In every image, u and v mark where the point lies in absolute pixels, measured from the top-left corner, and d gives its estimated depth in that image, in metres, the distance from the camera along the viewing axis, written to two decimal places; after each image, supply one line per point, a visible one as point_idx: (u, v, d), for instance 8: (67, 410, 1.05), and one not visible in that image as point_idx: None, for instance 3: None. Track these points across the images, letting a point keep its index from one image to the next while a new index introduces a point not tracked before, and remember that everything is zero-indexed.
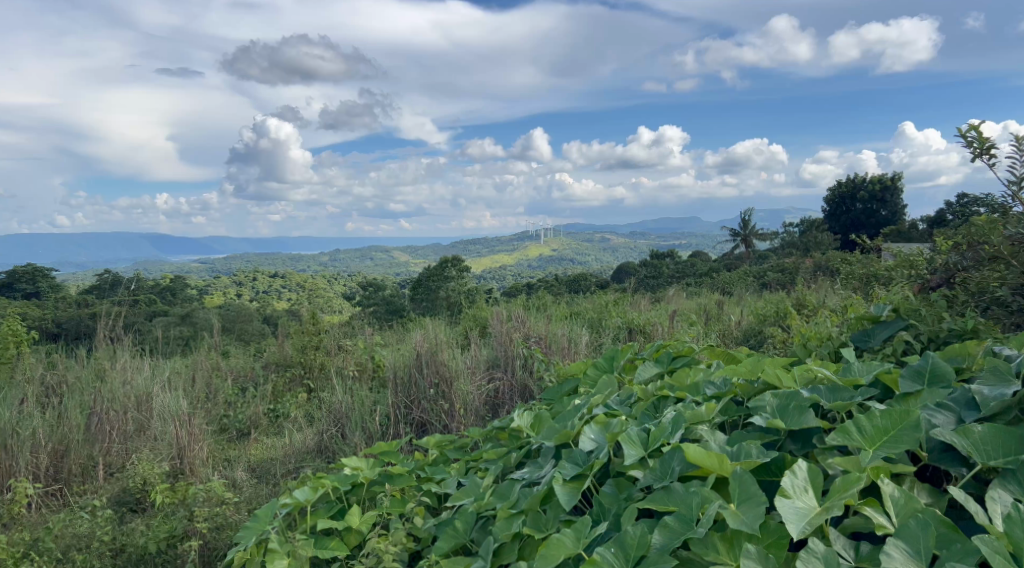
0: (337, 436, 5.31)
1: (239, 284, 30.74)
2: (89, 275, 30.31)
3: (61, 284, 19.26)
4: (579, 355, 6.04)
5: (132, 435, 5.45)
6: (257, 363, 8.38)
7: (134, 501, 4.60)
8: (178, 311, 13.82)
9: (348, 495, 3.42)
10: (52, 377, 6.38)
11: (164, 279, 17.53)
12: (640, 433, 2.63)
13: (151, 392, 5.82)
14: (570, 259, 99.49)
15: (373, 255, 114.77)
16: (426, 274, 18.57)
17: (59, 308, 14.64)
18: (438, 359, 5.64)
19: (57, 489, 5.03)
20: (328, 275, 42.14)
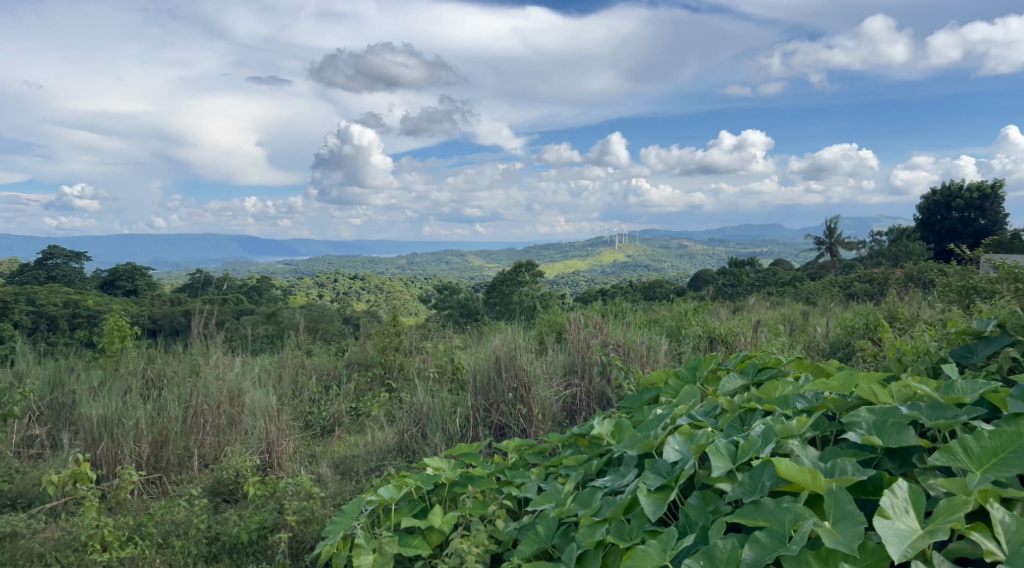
0: (417, 436, 5.39)
1: (320, 285, 31.68)
2: (182, 274, 31.87)
3: (156, 283, 20.16)
4: (658, 363, 5.96)
5: (225, 428, 5.68)
6: (340, 362, 8.60)
7: (227, 492, 4.80)
8: (264, 310, 14.31)
9: (430, 495, 3.48)
10: (152, 370, 6.71)
11: (251, 279, 18.19)
12: (728, 445, 2.59)
13: (243, 388, 6.05)
14: (647, 266, 98.32)
15: (450, 258, 116.36)
16: (500, 278, 18.58)
17: (154, 305, 15.38)
18: (517, 363, 5.67)
19: (157, 477, 5.29)
20: (405, 277, 42.97)
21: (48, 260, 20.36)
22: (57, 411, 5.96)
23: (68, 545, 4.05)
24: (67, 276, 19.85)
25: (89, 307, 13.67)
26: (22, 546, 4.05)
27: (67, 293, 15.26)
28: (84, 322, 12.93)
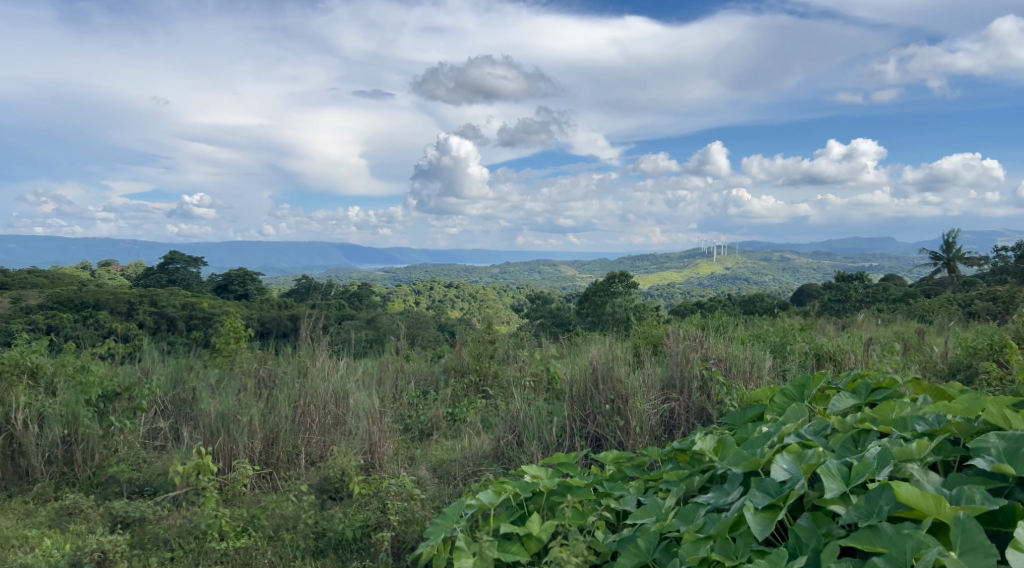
0: (513, 443, 5.43)
1: (417, 292, 32.41)
2: (288, 279, 33.32)
3: (266, 288, 21.05)
4: (762, 380, 5.78)
5: (331, 429, 5.89)
6: (437, 368, 8.76)
7: (333, 490, 4.97)
8: (364, 316, 14.75)
9: (529, 502, 3.49)
10: (264, 370, 7.04)
11: (353, 286, 18.79)
12: (840, 466, 2.50)
13: (347, 391, 6.27)
14: (747, 279, 95.60)
15: (545, 268, 116.70)
16: (594, 288, 18.40)
17: (264, 308, 16.11)
18: (614, 376, 5.61)
19: (268, 472, 5.52)
20: (499, 287, 43.45)
21: (170, 264, 21.61)
22: (178, 405, 6.33)
23: (189, 533, 4.30)
24: (186, 280, 21.08)
25: (204, 309, 14.43)
26: (150, 531, 4.35)
27: (184, 295, 16.17)
28: (200, 323, 13.68)
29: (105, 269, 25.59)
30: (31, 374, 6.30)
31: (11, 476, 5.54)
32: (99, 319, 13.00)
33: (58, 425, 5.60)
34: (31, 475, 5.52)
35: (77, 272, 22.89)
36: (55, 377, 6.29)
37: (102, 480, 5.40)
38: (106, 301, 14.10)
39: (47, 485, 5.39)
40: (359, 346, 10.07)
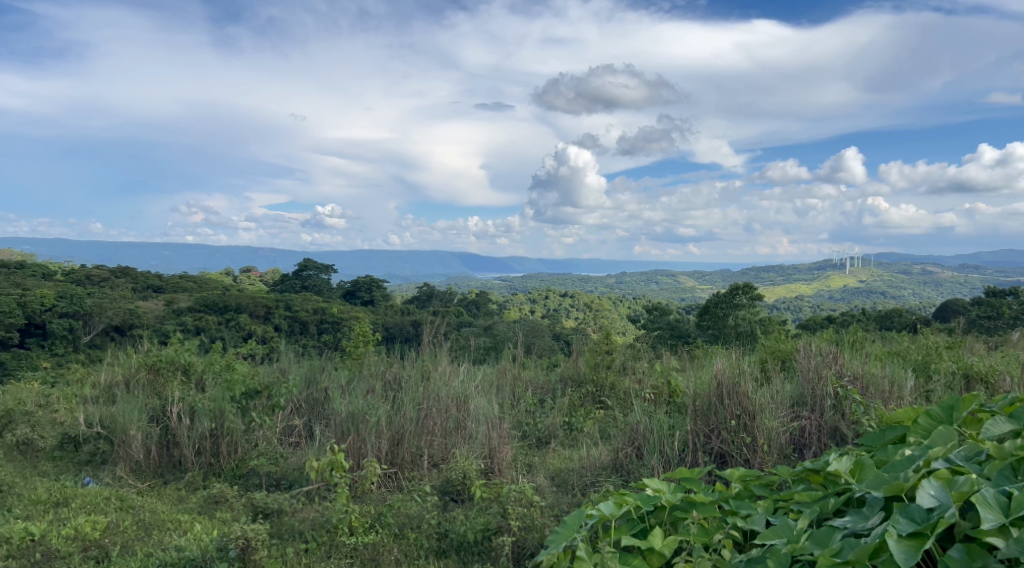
0: (633, 456, 5.36)
1: (533, 301, 32.59)
2: (410, 286, 34.36)
3: (390, 295, 21.78)
4: (903, 400, 5.43)
5: (452, 432, 6.04)
6: (554, 376, 8.77)
7: (455, 492, 5.07)
8: (482, 323, 14.97)
9: (651, 516, 3.43)
10: (390, 372, 7.29)
11: (472, 294, 19.13)
12: (999, 496, 2.31)
13: (468, 396, 6.41)
14: (883, 292, 90.20)
15: (665, 278, 114.59)
16: (716, 301, 17.87)
17: (387, 314, 16.67)
18: (740, 390, 5.39)
19: (394, 472, 5.72)
20: (616, 297, 43.05)
21: (303, 271, 22.76)
22: (311, 404, 6.63)
23: (322, 527, 4.50)
24: (318, 286, 22.12)
25: (332, 314, 15.11)
26: (286, 522, 4.59)
27: (316, 300, 16.98)
28: (329, 327, 14.33)
29: (246, 275, 27.25)
30: (184, 371, 6.86)
31: (165, 463, 5.98)
32: (239, 321, 13.88)
33: (207, 419, 6.04)
34: (183, 463, 5.95)
35: (220, 278, 24.51)
36: (204, 375, 6.78)
37: (243, 472, 5.77)
38: (245, 305, 15.02)
39: (196, 474, 5.80)
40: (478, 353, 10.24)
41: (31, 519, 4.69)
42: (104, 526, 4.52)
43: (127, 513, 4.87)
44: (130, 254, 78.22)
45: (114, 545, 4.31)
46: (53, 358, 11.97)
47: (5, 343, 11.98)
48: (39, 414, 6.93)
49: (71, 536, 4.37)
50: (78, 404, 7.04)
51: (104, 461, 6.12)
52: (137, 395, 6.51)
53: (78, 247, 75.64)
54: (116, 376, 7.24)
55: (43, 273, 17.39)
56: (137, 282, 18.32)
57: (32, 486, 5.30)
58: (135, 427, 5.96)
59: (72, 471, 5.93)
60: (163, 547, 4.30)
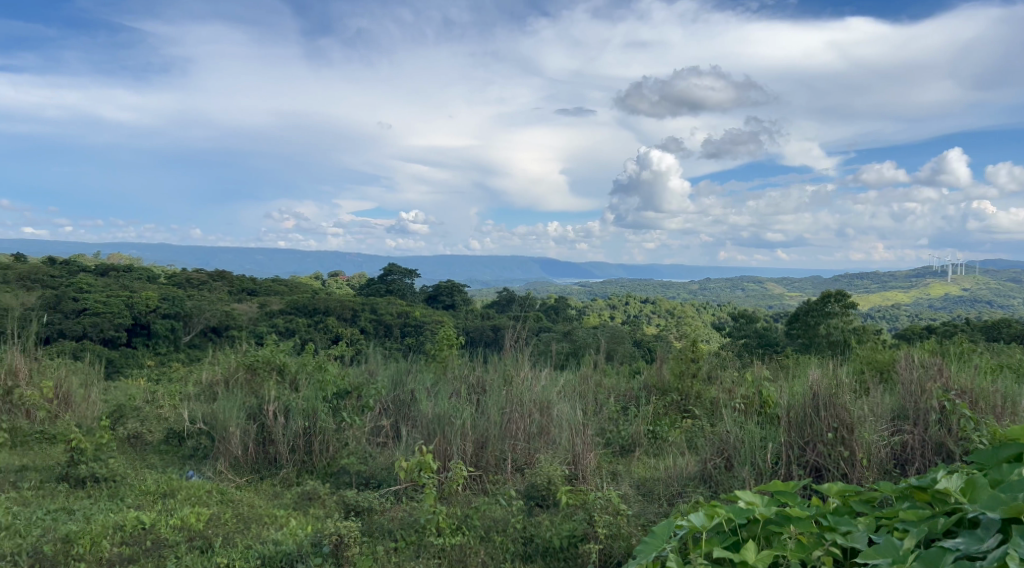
0: (722, 467, 5.24)
1: (614, 306, 32.26)
2: (491, 291, 34.56)
3: (472, 300, 21.95)
4: (1015, 417, 5.11)
5: (536, 437, 6.05)
6: (637, 383, 8.65)
7: (540, 497, 5.06)
8: (562, 329, 14.90)
9: (744, 530, 3.34)
10: (475, 376, 7.36)
11: (552, 298, 19.07)
12: None
13: (552, 402, 6.40)
14: (988, 300, 85.22)
15: (751, 284, 111.58)
16: (806, 308, 17.24)
17: (468, 318, 16.82)
18: (838, 402, 5.19)
19: (479, 475, 5.78)
20: (700, 304, 42.15)
21: (387, 276, 23.20)
22: (399, 404, 6.73)
23: (410, 526, 4.59)
24: (401, 290, 22.52)
25: (416, 317, 15.34)
26: (376, 521, 4.70)
27: (399, 304, 17.29)
28: (412, 330, 14.56)
29: (333, 279, 28.04)
30: (278, 371, 7.12)
31: (262, 460, 6.20)
32: (327, 324, 14.28)
33: (300, 418, 6.25)
34: (278, 460, 6.16)
35: (310, 282, 25.31)
36: (297, 375, 7.01)
37: (334, 470, 5.94)
38: (332, 307, 15.43)
39: (290, 471, 6.00)
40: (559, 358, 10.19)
41: (141, 509, 4.95)
42: (206, 518, 4.73)
43: (227, 506, 5.09)
44: (226, 259, 81.71)
45: (216, 536, 4.50)
46: (156, 357, 12.63)
47: (114, 342, 12.73)
48: (146, 409, 7.32)
49: (178, 527, 4.59)
50: (182, 401, 7.40)
51: (205, 455, 6.42)
52: (236, 393, 6.80)
53: (179, 251, 79.49)
54: (216, 375, 7.58)
55: (147, 276, 18.37)
56: (233, 284, 19.11)
57: (142, 477, 5.60)
58: (233, 425, 6.22)
59: (177, 465, 6.24)
60: (261, 540, 4.46)
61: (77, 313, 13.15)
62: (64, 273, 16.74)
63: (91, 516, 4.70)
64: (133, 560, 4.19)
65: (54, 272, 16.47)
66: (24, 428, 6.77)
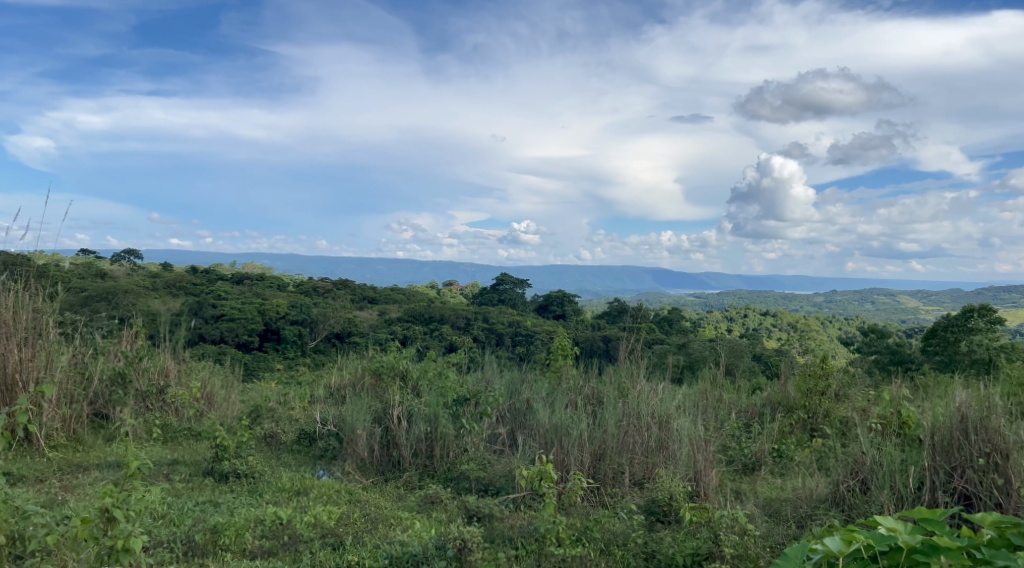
0: (856, 490, 4.97)
1: (731, 319, 31.22)
2: (603, 302, 34.20)
3: (583, 310, 21.78)
4: None
5: (655, 452, 5.96)
6: (760, 400, 8.32)
7: (661, 513, 4.96)
8: (676, 341, 14.54)
9: (885, 558, 3.14)
10: (592, 388, 7.31)
11: (665, 309, 18.61)
12: None
13: (671, 416, 6.27)
14: None
15: (882, 297, 105.37)
16: (945, 323, 16.05)
17: (579, 328, 16.68)
18: (990, 425, 4.80)
19: (597, 487, 5.75)
20: (825, 317, 40.11)
21: (499, 285, 23.36)
22: (514, 414, 6.85)
23: (531, 535, 4.61)
24: (513, 300, 22.63)
25: (528, 328, 15.32)
26: (498, 529, 4.76)
27: (511, 314, 17.40)
28: (523, 339, 14.54)
29: (448, 289, 28.59)
30: (401, 377, 7.33)
31: (386, 462, 6.41)
32: (442, 332, 14.55)
33: (422, 423, 6.41)
34: (401, 463, 6.33)
35: (426, 291, 25.95)
36: (419, 381, 7.20)
37: (454, 475, 6.05)
38: (447, 316, 15.72)
39: (413, 474, 6.15)
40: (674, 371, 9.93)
41: (278, 505, 5.23)
42: (338, 517, 4.93)
43: (355, 506, 5.28)
44: (349, 268, 85.10)
45: (347, 534, 4.67)
46: (285, 361, 13.28)
47: (248, 346, 13.51)
48: (280, 411, 7.72)
49: (312, 524, 4.81)
50: (312, 404, 7.74)
51: (333, 457, 6.68)
52: (362, 397, 7.06)
53: (305, 261, 83.42)
54: (343, 380, 7.91)
55: (278, 285, 19.38)
56: (354, 292, 19.83)
57: (278, 475, 5.91)
58: (360, 427, 6.46)
59: (308, 464, 6.53)
60: (388, 541, 4.61)
61: (216, 319, 14.02)
62: (205, 281, 17.93)
63: (234, 510, 4.99)
64: (273, 553, 4.43)
65: (196, 281, 17.67)
66: (175, 426, 7.30)
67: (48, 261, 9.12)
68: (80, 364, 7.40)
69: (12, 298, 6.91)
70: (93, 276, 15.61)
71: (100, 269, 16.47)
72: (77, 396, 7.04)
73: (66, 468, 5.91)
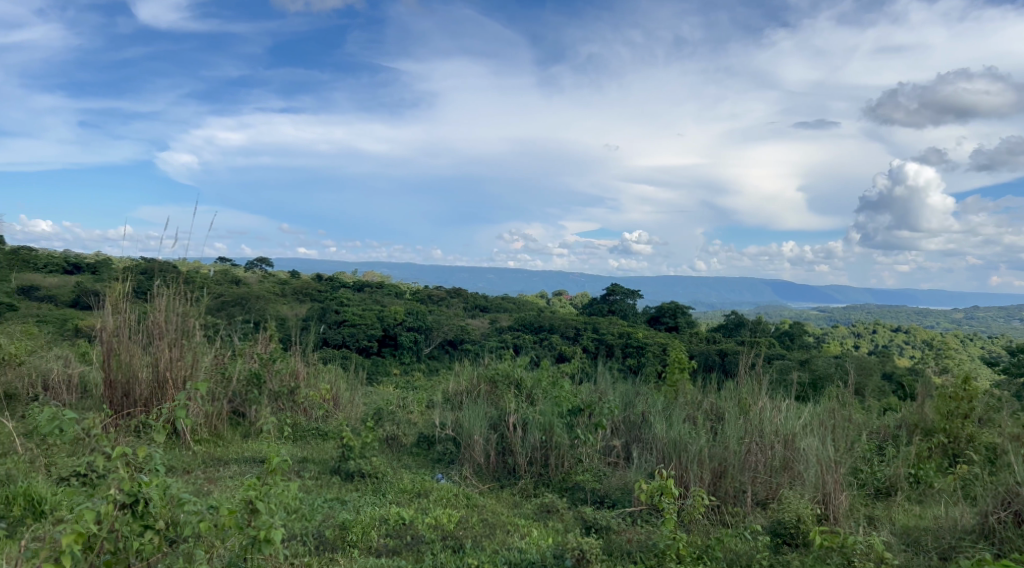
0: (1008, 522, 4.59)
1: (858, 335, 29.58)
2: (718, 313, 33.22)
3: (697, 322, 21.13)
4: None
5: (779, 472, 5.76)
6: (893, 421, 7.82)
7: (788, 535, 4.75)
8: (798, 356, 13.90)
9: None
10: (712, 403, 7.09)
11: (786, 323, 17.80)
12: None
13: (797, 434, 6.01)
14: None
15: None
16: None
17: (694, 341, 16.24)
18: None
19: (717, 505, 5.60)
20: (963, 335, 37.34)
21: (610, 295, 23.05)
22: (629, 426, 6.78)
23: (650, 551, 4.54)
24: (624, 310, 22.21)
25: (639, 337, 14.68)
26: (616, 542, 4.73)
27: (623, 325, 17.16)
28: (633, 352, 13.99)
29: (559, 298, 28.59)
30: (516, 386, 7.40)
31: (502, 469, 6.47)
32: (552, 341, 14.53)
33: (537, 431, 6.43)
34: (517, 470, 6.38)
35: (538, 301, 26.07)
36: (533, 389, 7.23)
37: (570, 485, 6.05)
38: (558, 325, 15.67)
39: (528, 482, 6.19)
40: (795, 387, 9.48)
41: (400, 505, 5.38)
42: (457, 520, 5.03)
43: (473, 510, 5.37)
44: (463, 277, 86.77)
45: (466, 538, 4.76)
46: (401, 366, 13.69)
47: (368, 350, 14.03)
48: (399, 414, 7.95)
49: (433, 525, 4.93)
50: (431, 410, 7.94)
51: (451, 460, 6.80)
52: (479, 403, 7.17)
53: (422, 270, 85.66)
54: (460, 385, 8.05)
55: (395, 292, 20.02)
56: (467, 301, 20.15)
57: (399, 476, 6.09)
58: (477, 433, 6.57)
59: (427, 467, 6.69)
60: (507, 547, 4.65)
61: (338, 324, 14.63)
62: (329, 288, 18.76)
63: (361, 508, 5.19)
64: (397, 552, 4.56)
65: (321, 288, 18.50)
66: (304, 425, 7.68)
67: (192, 267, 9.80)
68: (221, 364, 7.92)
69: (164, 301, 7.46)
70: (229, 282, 16.64)
71: (236, 276, 17.55)
72: (218, 394, 7.52)
73: (208, 460, 6.33)
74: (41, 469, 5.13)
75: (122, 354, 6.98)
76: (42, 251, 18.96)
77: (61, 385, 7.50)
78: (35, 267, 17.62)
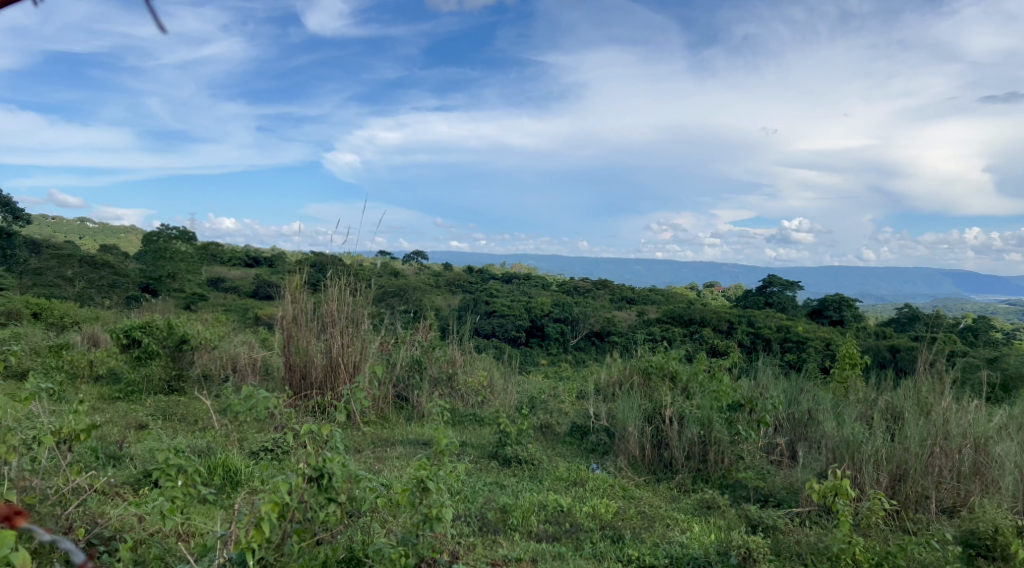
0: None
1: None
2: (887, 306, 30.77)
3: (865, 315, 19.66)
4: None
5: (969, 478, 5.27)
6: None
7: (983, 547, 4.31)
8: (983, 354, 12.59)
9: None
10: (888, 402, 6.57)
11: (969, 318, 16.16)
12: None
13: (991, 438, 5.45)
14: None
15: None
16: None
17: (863, 336, 15.14)
18: None
19: (897, 510, 5.21)
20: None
21: (767, 287, 21.81)
22: (794, 424, 6.46)
23: (822, 553, 4.32)
24: (782, 304, 21.03)
25: (799, 331, 13.87)
26: (785, 542, 4.53)
27: (780, 318, 16.24)
28: (793, 347, 13.28)
29: (711, 290, 27.64)
30: (671, 379, 7.22)
31: (658, 462, 6.34)
32: (703, 334, 14.06)
33: (695, 426, 6.23)
34: (674, 465, 6.23)
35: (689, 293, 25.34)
36: (689, 383, 7.05)
37: (730, 481, 5.84)
38: (709, 317, 15.02)
39: (687, 477, 6.03)
40: (983, 387, 8.60)
41: (558, 493, 5.42)
42: (615, 511, 5.00)
43: (630, 502, 5.30)
44: (612, 268, 86.00)
45: (625, 529, 4.71)
46: (549, 356, 13.79)
47: (517, 340, 14.26)
48: (552, 404, 7.99)
49: (591, 514, 4.93)
50: (583, 400, 7.93)
51: (605, 451, 6.77)
52: (634, 395, 7.07)
53: (571, 262, 85.72)
54: (612, 376, 7.98)
55: (543, 284, 20.20)
56: (614, 292, 19.91)
57: (555, 465, 6.14)
58: (632, 425, 6.47)
59: (582, 456, 6.69)
60: (667, 540, 4.57)
61: (488, 315, 15.00)
62: (480, 280, 19.22)
63: (520, 493, 5.27)
64: (557, 538, 4.60)
65: (473, 280, 18.99)
66: (462, 411, 7.91)
67: (357, 260, 10.33)
68: (386, 351, 8.31)
69: (336, 292, 7.94)
70: (390, 273, 17.46)
71: (395, 269, 18.36)
72: (384, 379, 7.92)
73: (377, 441, 6.67)
74: (235, 442, 5.61)
75: (300, 340, 7.55)
76: (227, 246, 20.74)
77: (247, 368, 8.12)
78: (221, 260, 19.35)
